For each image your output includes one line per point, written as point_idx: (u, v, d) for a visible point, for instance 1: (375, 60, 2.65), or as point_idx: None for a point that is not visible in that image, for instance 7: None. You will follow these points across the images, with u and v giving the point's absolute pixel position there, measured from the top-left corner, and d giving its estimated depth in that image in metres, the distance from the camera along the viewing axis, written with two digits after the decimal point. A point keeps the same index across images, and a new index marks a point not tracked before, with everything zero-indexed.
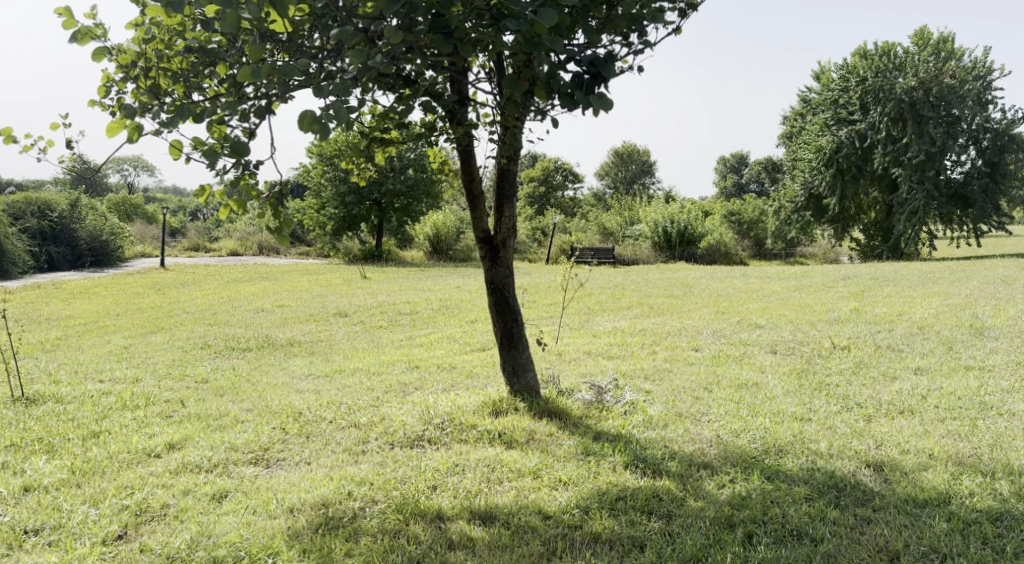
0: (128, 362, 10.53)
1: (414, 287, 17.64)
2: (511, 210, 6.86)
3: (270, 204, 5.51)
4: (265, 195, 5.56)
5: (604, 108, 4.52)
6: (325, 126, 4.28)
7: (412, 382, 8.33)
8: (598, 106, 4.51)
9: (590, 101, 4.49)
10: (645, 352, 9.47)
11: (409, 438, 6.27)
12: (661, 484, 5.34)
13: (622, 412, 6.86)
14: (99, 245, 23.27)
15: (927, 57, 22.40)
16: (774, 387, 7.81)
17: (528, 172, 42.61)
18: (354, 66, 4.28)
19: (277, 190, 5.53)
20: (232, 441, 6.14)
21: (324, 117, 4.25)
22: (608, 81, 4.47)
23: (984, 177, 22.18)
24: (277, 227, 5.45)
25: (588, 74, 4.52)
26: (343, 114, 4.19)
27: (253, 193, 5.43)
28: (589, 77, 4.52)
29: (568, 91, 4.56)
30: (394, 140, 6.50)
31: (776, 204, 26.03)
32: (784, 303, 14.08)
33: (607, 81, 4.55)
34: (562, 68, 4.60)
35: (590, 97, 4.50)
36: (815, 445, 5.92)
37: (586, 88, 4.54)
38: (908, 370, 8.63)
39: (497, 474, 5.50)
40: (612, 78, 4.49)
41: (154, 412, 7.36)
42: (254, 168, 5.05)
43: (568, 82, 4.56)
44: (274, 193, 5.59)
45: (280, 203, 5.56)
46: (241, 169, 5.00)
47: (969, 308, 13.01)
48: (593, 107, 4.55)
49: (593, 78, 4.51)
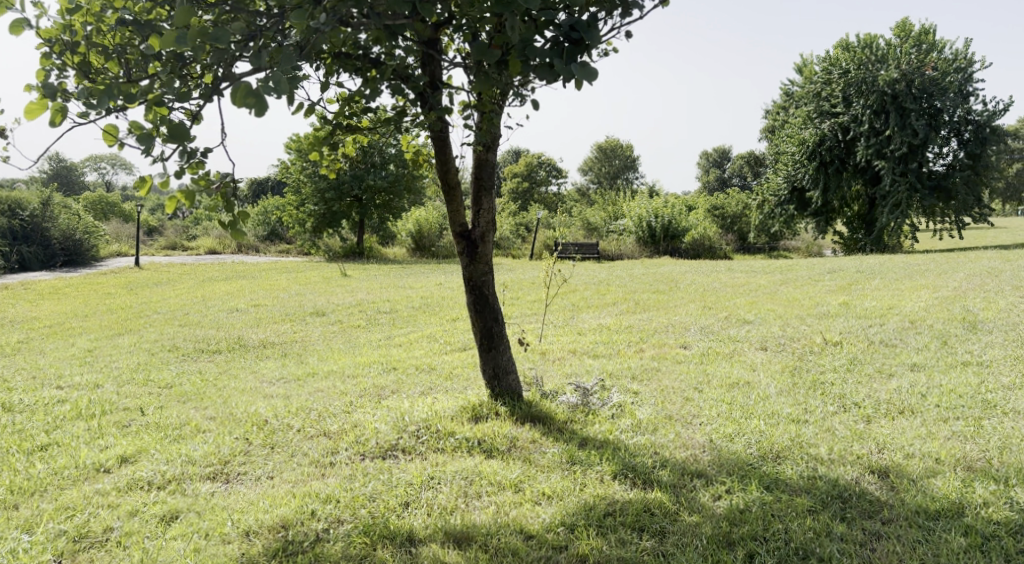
0: (91, 367, 10.05)
1: (394, 284, 17.22)
2: (490, 203, 6.44)
3: (222, 196, 4.98)
4: (217, 185, 4.98)
5: (588, 78, 4.16)
6: (263, 99, 3.90)
7: (388, 385, 7.88)
8: (580, 76, 4.15)
9: (572, 70, 4.13)
10: (632, 351, 9.09)
11: (381, 447, 5.85)
12: (652, 496, 4.95)
13: (609, 416, 6.47)
14: (72, 245, 22.68)
15: (909, 49, 22.05)
16: (767, 386, 7.44)
17: (511, 168, 42.18)
18: (297, 30, 3.94)
19: (232, 181, 4.98)
20: (190, 455, 5.73)
21: (260, 90, 3.86)
22: (590, 48, 4.13)
23: (966, 169, 21.98)
24: (232, 221, 4.94)
25: (567, 40, 4.17)
26: (282, 85, 3.80)
27: (202, 182, 4.90)
28: (568, 44, 4.18)
29: (547, 60, 4.20)
30: (360, 128, 6.04)
31: (759, 199, 25.65)
32: (771, 298, 13.72)
33: (589, 50, 4.21)
34: (538, 35, 4.25)
35: (574, 67, 4.15)
36: (815, 450, 5.54)
37: (567, 56, 4.17)
38: (904, 366, 8.30)
39: (475, 488, 5.09)
40: (594, 45, 4.15)
41: (112, 423, 6.92)
42: (201, 157, 4.60)
43: (547, 50, 4.20)
44: (228, 184, 5.03)
45: (234, 195, 5.04)
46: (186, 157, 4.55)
47: (959, 301, 12.71)
48: (574, 77, 4.19)
49: (574, 46, 4.15)
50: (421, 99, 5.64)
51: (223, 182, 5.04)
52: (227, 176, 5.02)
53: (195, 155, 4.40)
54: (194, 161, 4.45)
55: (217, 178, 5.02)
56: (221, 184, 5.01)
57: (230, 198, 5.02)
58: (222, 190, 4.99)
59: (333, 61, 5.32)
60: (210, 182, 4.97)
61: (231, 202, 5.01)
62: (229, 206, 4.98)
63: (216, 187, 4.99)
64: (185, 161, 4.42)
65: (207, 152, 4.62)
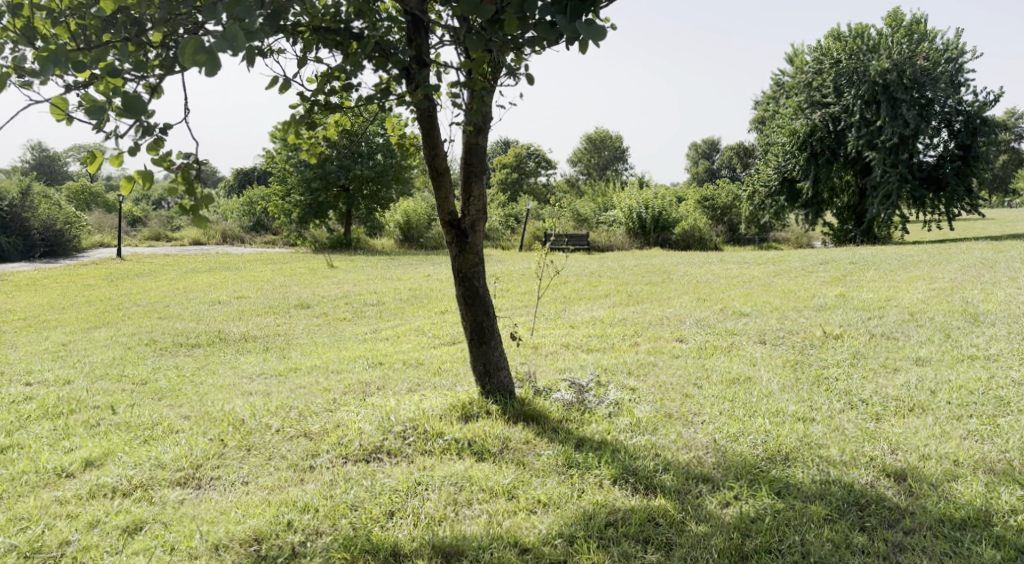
0: (64, 363, 9.68)
1: (381, 276, 16.86)
2: (480, 189, 6.09)
3: (184, 178, 4.61)
4: (177, 165, 4.62)
5: (594, 38, 4.05)
6: (215, 57, 3.60)
7: (374, 382, 7.52)
8: (587, 34, 4.04)
9: (578, 28, 4.01)
10: (626, 344, 8.77)
11: (364, 450, 5.50)
12: (656, 503, 4.64)
13: (607, 415, 6.13)
14: (53, 235, 22.22)
15: (900, 39, 21.71)
16: (769, 382, 7.12)
17: (501, 159, 41.76)
18: None
19: (195, 162, 4.62)
20: (159, 459, 5.40)
21: (213, 48, 3.58)
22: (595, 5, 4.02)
23: (956, 160, 21.85)
24: (194, 205, 4.60)
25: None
26: (239, 43, 3.57)
27: (164, 163, 4.55)
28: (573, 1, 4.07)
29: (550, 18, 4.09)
30: (340, 107, 5.64)
31: (749, 190, 25.30)
32: (767, 290, 13.42)
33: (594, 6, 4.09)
34: None
35: (579, 25, 4.04)
36: (825, 452, 5.22)
37: (571, 14, 4.06)
38: (909, 361, 7.98)
39: (465, 495, 4.75)
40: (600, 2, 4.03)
41: (79, 423, 6.59)
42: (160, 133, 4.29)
43: (550, 6, 4.08)
44: (190, 166, 4.66)
45: (197, 176, 4.70)
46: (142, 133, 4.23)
47: (958, 292, 12.41)
48: (579, 36, 4.07)
49: (579, 3, 4.04)
50: (406, 76, 5.28)
51: (185, 163, 4.68)
52: (190, 157, 4.65)
53: (151, 131, 4.09)
54: (151, 137, 4.14)
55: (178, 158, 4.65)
56: (183, 164, 4.64)
57: (192, 180, 4.66)
58: (184, 170, 4.63)
59: (311, 35, 4.95)
60: (170, 162, 4.60)
61: (193, 183, 4.66)
62: (191, 189, 4.63)
63: (176, 167, 4.63)
64: (143, 137, 4.09)
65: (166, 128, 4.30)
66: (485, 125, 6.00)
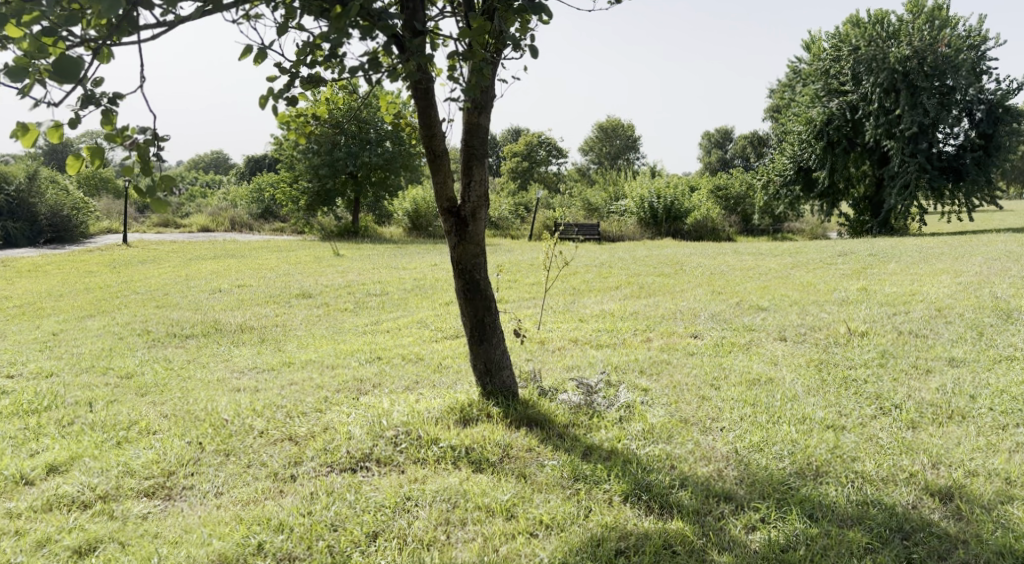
0: (51, 353, 9.25)
1: (386, 265, 16.39)
2: (482, 173, 5.59)
3: (139, 155, 4.18)
4: (132, 141, 4.20)
5: None
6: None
7: (370, 378, 7.05)
8: None
9: None
10: (639, 340, 8.27)
11: (352, 458, 5.03)
12: (672, 527, 4.25)
13: (618, 420, 5.64)
14: (59, 221, 21.80)
15: (921, 25, 20.93)
16: (793, 384, 6.60)
17: (511, 146, 41.17)
18: None
19: (151, 140, 4.19)
20: (128, 465, 4.95)
21: None
22: None
23: (977, 150, 21.07)
24: (149, 187, 4.16)
25: None
26: None
27: (117, 138, 4.21)
28: None
29: None
30: (326, 81, 5.09)
31: (763, 179, 24.67)
32: (784, 282, 12.86)
33: None
34: None
35: None
36: (859, 465, 4.75)
37: None
38: (942, 362, 7.42)
39: (459, 513, 4.35)
40: None
41: (52, 421, 6.13)
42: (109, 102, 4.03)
43: None
44: (148, 143, 4.22)
45: (155, 156, 4.26)
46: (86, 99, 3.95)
47: (986, 286, 11.84)
48: None
49: None
50: (396, 45, 4.78)
51: (142, 140, 4.26)
52: (146, 133, 4.22)
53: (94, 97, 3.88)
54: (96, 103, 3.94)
55: (133, 133, 4.24)
56: (138, 141, 4.21)
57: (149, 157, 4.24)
58: (139, 147, 4.20)
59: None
60: (125, 137, 4.22)
61: (150, 163, 4.24)
62: (147, 170, 4.21)
63: (129, 143, 4.22)
64: (84, 106, 3.97)
65: (113, 97, 4.02)
66: (487, 104, 5.51)
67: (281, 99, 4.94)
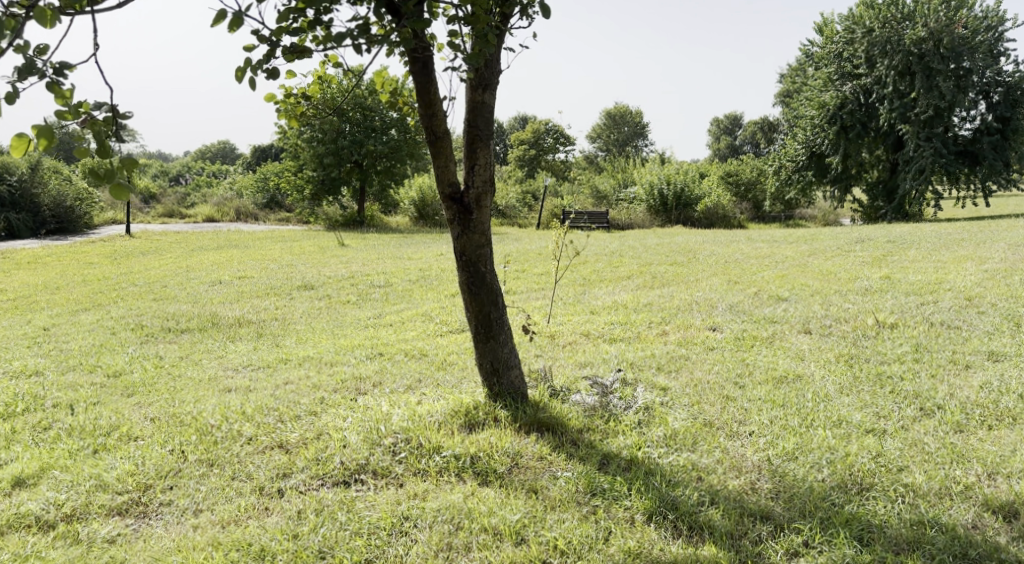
0: (40, 349, 8.84)
1: (390, 254, 15.94)
2: (488, 156, 5.12)
3: (97, 133, 3.81)
4: (85, 119, 3.83)
5: None
6: None
7: (370, 376, 6.61)
8: None
9: None
10: (655, 334, 7.79)
11: (346, 470, 4.59)
12: (704, 554, 3.95)
13: (637, 424, 5.17)
14: (64, 212, 21.38)
15: (937, 5, 20.10)
16: (824, 383, 6.11)
17: (519, 134, 40.63)
18: None
19: (106, 113, 3.83)
20: (101, 478, 4.55)
21: None
22: None
23: (993, 134, 20.42)
24: (108, 171, 3.76)
25: None
26: None
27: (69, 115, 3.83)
28: None
29: None
30: (312, 51, 4.59)
31: (775, 164, 24.14)
32: (803, 271, 12.34)
33: None
34: None
35: None
36: (909, 476, 4.38)
37: None
38: (981, 356, 6.93)
39: (462, 538, 4.07)
40: None
41: (28, 427, 5.70)
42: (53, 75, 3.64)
43: None
44: (104, 120, 3.86)
45: (113, 135, 3.88)
46: (24, 71, 3.54)
47: (1014, 274, 11.32)
48: None
49: None
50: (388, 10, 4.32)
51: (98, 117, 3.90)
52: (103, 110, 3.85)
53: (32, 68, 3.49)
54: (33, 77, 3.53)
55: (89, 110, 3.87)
56: (93, 118, 3.85)
57: (107, 136, 3.87)
58: (94, 125, 3.83)
59: None
60: (78, 114, 3.84)
61: (107, 144, 3.85)
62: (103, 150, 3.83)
63: (83, 121, 3.85)
64: (23, 78, 3.55)
65: (59, 68, 3.63)
66: (492, 80, 5.04)
67: (260, 71, 4.47)
